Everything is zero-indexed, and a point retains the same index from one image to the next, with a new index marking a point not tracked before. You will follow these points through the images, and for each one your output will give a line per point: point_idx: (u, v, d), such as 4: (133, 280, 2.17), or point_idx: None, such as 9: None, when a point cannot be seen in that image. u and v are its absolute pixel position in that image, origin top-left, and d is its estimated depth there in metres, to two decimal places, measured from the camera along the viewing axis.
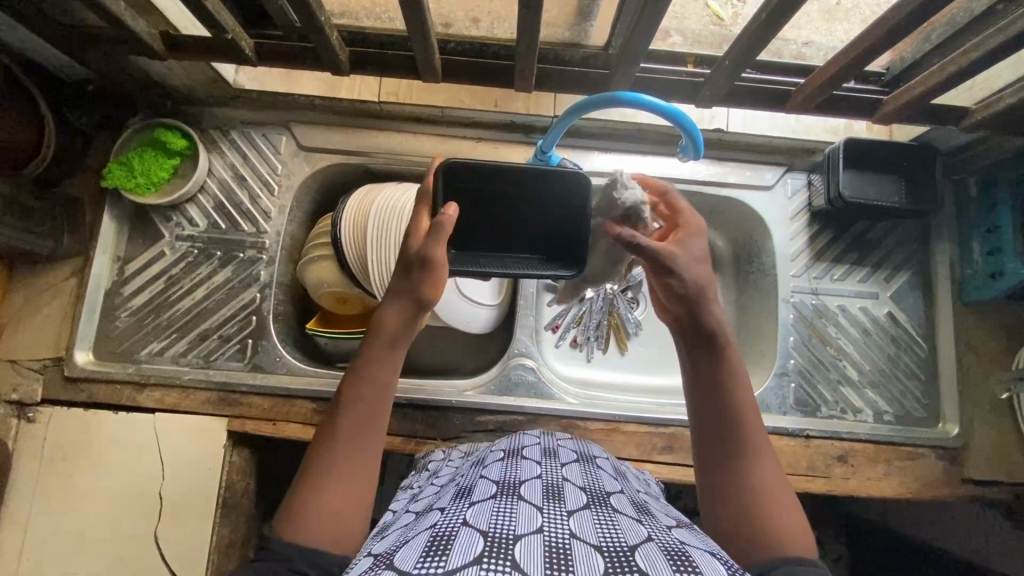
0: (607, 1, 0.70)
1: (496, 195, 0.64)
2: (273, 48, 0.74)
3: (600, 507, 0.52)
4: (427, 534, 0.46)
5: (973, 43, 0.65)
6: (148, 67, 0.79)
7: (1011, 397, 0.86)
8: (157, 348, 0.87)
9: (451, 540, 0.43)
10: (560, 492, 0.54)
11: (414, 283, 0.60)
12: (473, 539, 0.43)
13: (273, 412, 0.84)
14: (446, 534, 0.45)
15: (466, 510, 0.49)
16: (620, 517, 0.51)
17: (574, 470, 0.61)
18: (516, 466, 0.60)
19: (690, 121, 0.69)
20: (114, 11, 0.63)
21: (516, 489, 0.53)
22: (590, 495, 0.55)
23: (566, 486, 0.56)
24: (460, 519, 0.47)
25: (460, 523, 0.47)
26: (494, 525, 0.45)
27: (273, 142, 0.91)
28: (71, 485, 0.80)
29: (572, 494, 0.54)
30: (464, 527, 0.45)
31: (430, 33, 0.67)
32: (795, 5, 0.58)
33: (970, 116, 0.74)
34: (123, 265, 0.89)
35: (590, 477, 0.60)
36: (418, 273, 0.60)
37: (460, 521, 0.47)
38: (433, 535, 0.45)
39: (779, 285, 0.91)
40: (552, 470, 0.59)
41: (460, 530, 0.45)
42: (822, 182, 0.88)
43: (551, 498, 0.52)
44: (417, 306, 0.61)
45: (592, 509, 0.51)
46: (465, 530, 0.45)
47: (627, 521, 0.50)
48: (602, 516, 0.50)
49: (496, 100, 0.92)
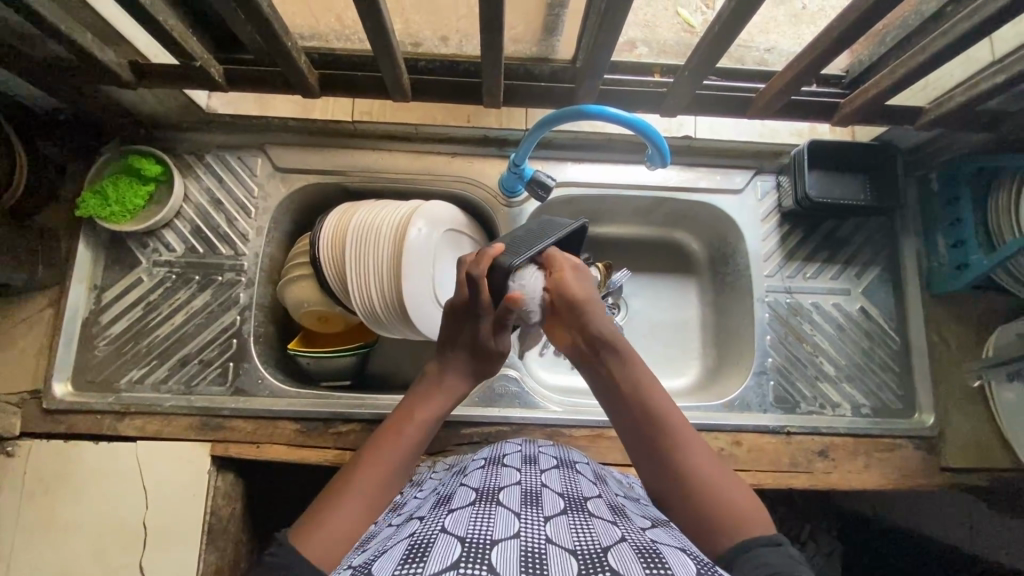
0: (570, 16, 0.72)
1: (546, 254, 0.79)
2: (244, 72, 0.75)
3: (576, 511, 0.54)
4: (406, 542, 0.48)
5: (921, 46, 0.68)
6: (120, 96, 0.80)
7: (981, 384, 0.89)
8: (137, 375, 0.86)
9: (430, 547, 0.45)
10: (537, 497, 0.55)
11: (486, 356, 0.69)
12: (451, 543, 0.45)
13: (256, 434, 0.84)
14: (424, 541, 0.46)
15: (444, 518, 0.51)
16: (596, 521, 0.52)
17: (553, 476, 0.62)
18: (495, 475, 0.62)
19: (653, 129, 0.71)
20: (81, 43, 0.63)
21: (494, 496, 0.55)
22: (568, 501, 0.56)
23: (544, 492, 0.57)
24: (439, 526, 0.49)
25: (439, 529, 0.48)
26: (472, 531, 0.47)
27: (248, 164, 0.91)
28: (53, 519, 0.79)
29: (549, 499, 0.55)
30: (442, 533, 0.47)
31: (397, 53, 0.68)
32: (747, 15, 0.61)
33: (924, 115, 0.77)
34: (100, 293, 0.88)
35: (568, 482, 0.61)
36: (488, 354, 0.69)
37: (439, 529, 0.48)
38: (411, 543, 0.47)
39: (754, 286, 0.93)
40: (531, 477, 0.61)
41: (439, 536, 0.47)
42: (789, 183, 0.90)
43: (528, 504, 0.54)
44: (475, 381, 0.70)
45: (569, 514, 0.53)
46: (443, 536, 0.47)
47: (602, 524, 0.52)
48: (578, 521, 0.52)
49: (468, 116, 0.94)
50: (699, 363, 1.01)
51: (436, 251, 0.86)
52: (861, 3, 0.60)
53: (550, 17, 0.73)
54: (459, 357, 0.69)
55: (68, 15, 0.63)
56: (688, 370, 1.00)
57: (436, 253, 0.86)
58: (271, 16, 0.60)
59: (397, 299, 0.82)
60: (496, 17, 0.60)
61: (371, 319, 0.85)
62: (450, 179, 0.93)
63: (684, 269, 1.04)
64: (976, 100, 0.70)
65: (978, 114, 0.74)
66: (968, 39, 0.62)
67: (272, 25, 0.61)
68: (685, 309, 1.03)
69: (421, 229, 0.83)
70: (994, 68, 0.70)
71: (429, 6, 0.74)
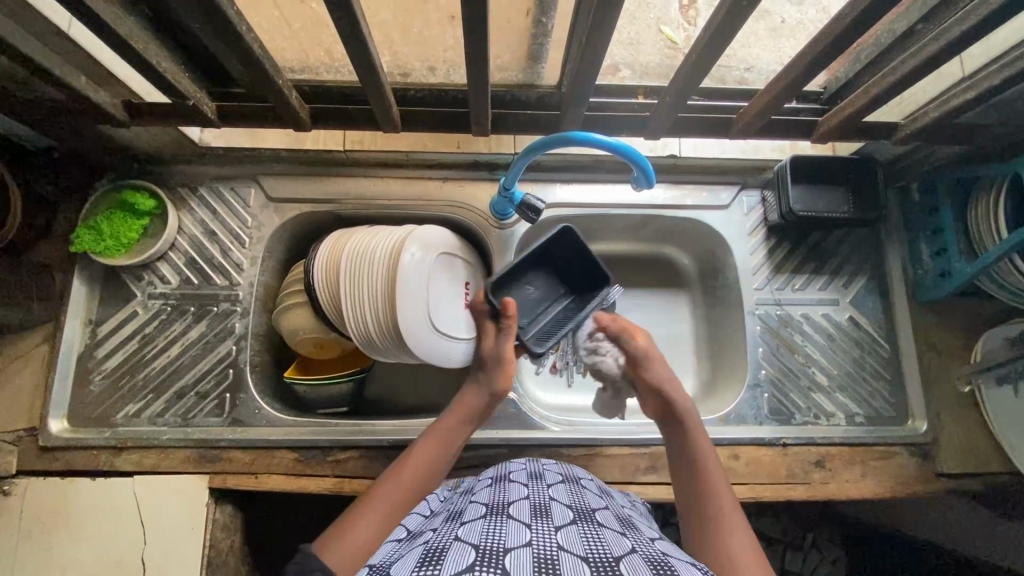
0: (554, 44, 0.74)
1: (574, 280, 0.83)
2: (235, 108, 0.76)
3: (586, 522, 0.55)
4: (421, 549, 0.50)
5: (892, 66, 0.70)
6: (114, 133, 0.81)
7: (971, 390, 0.90)
8: (133, 409, 0.86)
9: (444, 553, 0.47)
10: (547, 509, 0.57)
11: (488, 377, 0.77)
12: (466, 551, 0.47)
13: (255, 465, 0.84)
14: (439, 550, 0.48)
15: (457, 529, 0.53)
16: (605, 531, 0.54)
17: (561, 490, 0.63)
18: (505, 489, 0.63)
19: (637, 154, 0.73)
20: (75, 86, 0.65)
21: (505, 509, 0.56)
22: (577, 512, 0.57)
23: (553, 504, 0.58)
24: (452, 536, 0.51)
25: (453, 538, 0.51)
26: (485, 539, 0.49)
27: (242, 195, 0.93)
28: (50, 558, 0.79)
29: (559, 511, 0.57)
30: (456, 542, 0.49)
31: (384, 87, 0.70)
32: (725, 42, 0.63)
33: (900, 130, 0.80)
34: (95, 327, 0.88)
35: (575, 495, 0.62)
36: (491, 369, 0.77)
37: (453, 538, 0.51)
38: (426, 550, 0.49)
39: (744, 299, 0.94)
40: (539, 490, 0.62)
41: (453, 544, 0.49)
42: (774, 198, 0.92)
43: (539, 515, 0.55)
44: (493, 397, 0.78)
45: (580, 525, 0.54)
46: (457, 544, 0.49)
47: (612, 535, 0.53)
48: (588, 531, 0.53)
49: (458, 143, 0.98)
50: (693, 377, 1.02)
51: (431, 277, 0.86)
52: (832, 30, 0.63)
53: (534, 46, 0.75)
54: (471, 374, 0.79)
55: (62, 60, 0.65)
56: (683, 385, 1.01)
57: (432, 279, 0.86)
58: (262, 56, 0.62)
59: (392, 323, 0.82)
60: (482, 51, 0.62)
61: (367, 344, 0.85)
62: (442, 204, 0.94)
63: (675, 283, 1.06)
64: (949, 116, 0.73)
65: (951, 128, 0.76)
66: (937, 60, 0.65)
67: (262, 64, 0.63)
68: (677, 323, 1.04)
69: (414, 255, 0.83)
70: (964, 84, 0.72)
71: (417, 38, 0.76)
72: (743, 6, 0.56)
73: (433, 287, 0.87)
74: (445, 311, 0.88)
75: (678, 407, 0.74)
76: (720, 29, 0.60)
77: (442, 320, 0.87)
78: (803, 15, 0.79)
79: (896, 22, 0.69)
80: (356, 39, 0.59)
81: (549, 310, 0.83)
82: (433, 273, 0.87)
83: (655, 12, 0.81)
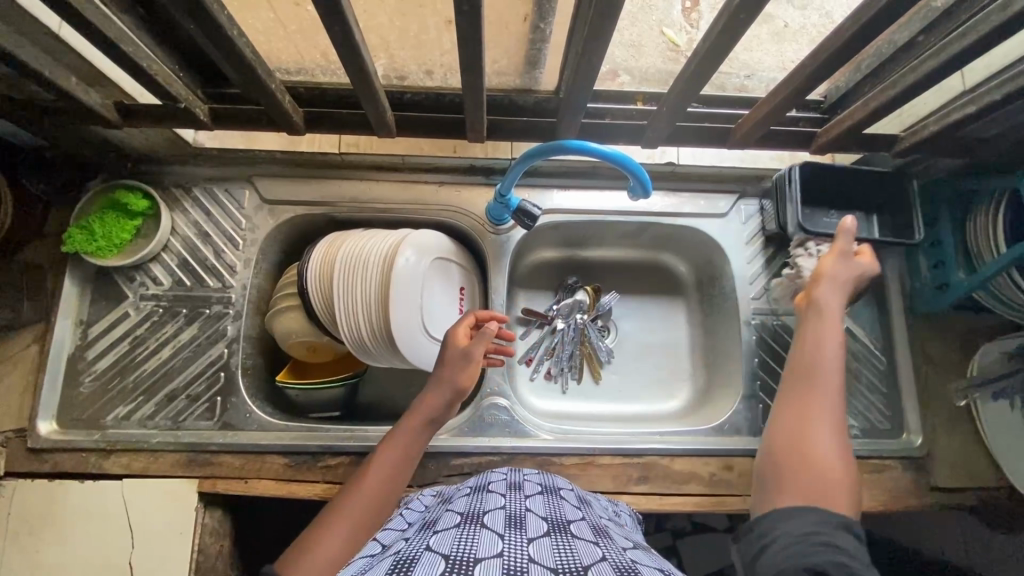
0: (552, 50, 0.73)
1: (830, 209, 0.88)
2: (229, 111, 0.76)
3: (559, 533, 0.54)
4: (392, 560, 0.49)
5: (894, 78, 0.69)
6: (107, 133, 0.80)
7: (966, 404, 0.89)
8: (123, 412, 0.85)
9: (414, 564, 0.47)
10: (522, 519, 0.56)
11: (450, 375, 0.73)
12: (436, 561, 0.47)
13: (244, 470, 0.84)
14: (409, 559, 0.48)
15: (430, 538, 0.52)
16: (578, 541, 0.53)
17: (538, 501, 0.62)
18: (481, 499, 0.62)
19: (633, 163, 0.72)
20: (65, 87, 0.64)
21: (479, 518, 0.56)
22: (551, 524, 0.57)
23: (528, 515, 0.58)
24: (424, 545, 0.51)
25: (424, 548, 0.50)
26: (456, 548, 0.48)
27: (236, 197, 0.92)
28: (36, 561, 0.78)
29: (534, 522, 0.56)
30: (426, 551, 0.49)
31: (379, 91, 0.69)
32: (725, 51, 0.62)
33: (900, 142, 0.79)
34: (86, 328, 0.87)
35: (552, 506, 0.61)
36: (457, 366, 0.74)
37: (424, 547, 0.50)
38: (396, 561, 0.49)
39: (740, 308, 0.94)
40: (516, 501, 0.61)
41: (424, 554, 0.48)
42: (772, 207, 0.92)
43: (513, 526, 0.54)
44: (458, 394, 0.73)
45: (552, 536, 0.53)
46: (428, 554, 0.48)
47: (584, 544, 0.53)
48: (560, 542, 0.53)
49: (454, 147, 0.97)
50: (689, 386, 1.01)
51: (424, 283, 0.86)
52: (834, 42, 0.62)
53: (532, 51, 0.74)
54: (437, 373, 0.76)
55: (53, 60, 0.64)
56: (678, 393, 1.01)
57: (425, 285, 0.86)
58: (256, 60, 0.61)
59: (385, 329, 0.82)
60: (478, 57, 0.61)
61: (359, 349, 0.85)
62: (438, 209, 0.94)
63: (672, 291, 1.05)
64: (949, 129, 0.72)
65: (952, 142, 0.75)
66: (938, 74, 0.64)
67: (255, 68, 0.62)
68: (673, 331, 1.04)
69: (407, 261, 0.83)
70: (965, 98, 0.71)
71: (414, 42, 0.75)
72: (742, 19, 0.56)
73: (426, 293, 0.86)
74: (437, 317, 0.88)
75: (825, 309, 0.65)
76: (720, 38, 0.59)
77: (433, 325, 0.87)
78: (806, 19, 0.76)
79: (896, 35, 0.68)
80: (349, 45, 0.59)
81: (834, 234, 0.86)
82: (426, 279, 0.86)
83: (655, 12, 0.77)
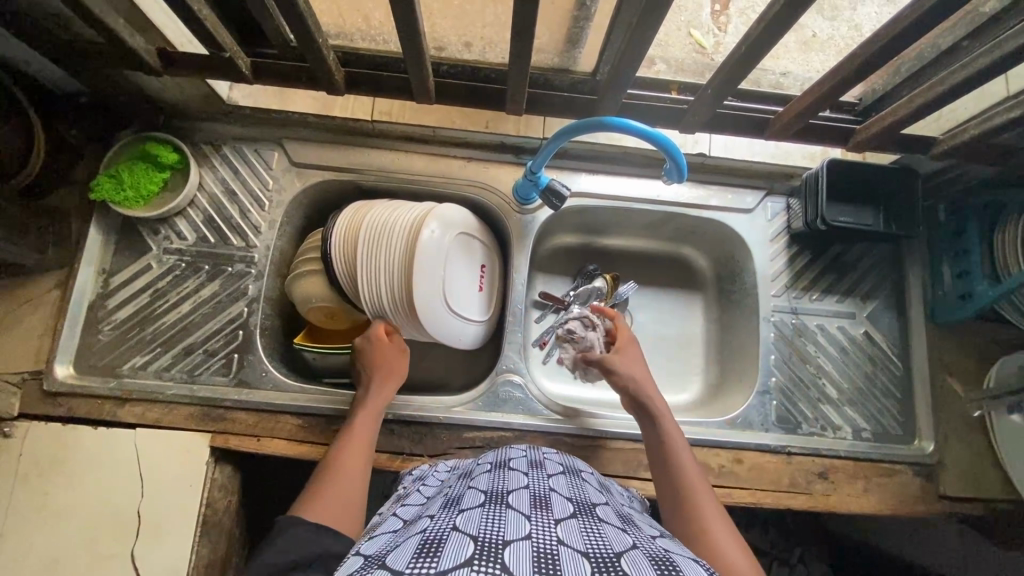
0: (594, 30, 0.73)
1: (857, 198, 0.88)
2: (271, 66, 0.75)
3: (586, 516, 0.55)
4: (418, 538, 0.49)
5: (939, 77, 0.69)
6: (144, 82, 0.80)
7: (982, 414, 0.89)
8: (140, 362, 0.86)
9: (442, 543, 0.46)
10: (547, 500, 0.56)
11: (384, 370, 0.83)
12: (464, 542, 0.46)
13: (257, 427, 0.84)
14: (437, 538, 0.48)
15: (455, 517, 0.52)
16: (606, 527, 0.54)
17: (561, 481, 0.62)
18: (503, 477, 0.62)
19: (672, 144, 0.72)
20: (113, 27, 0.64)
21: (504, 498, 0.56)
22: (577, 506, 0.57)
23: (552, 496, 0.58)
24: (450, 525, 0.50)
25: (451, 528, 0.50)
26: (483, 530, 0.48)
27: (265, 158, 0.92)
28: (46, 502, 0.78)
29: (558, 503, 0.56)
30: (454, 532, 0.48)
31: (425, 56, 0.69)
32: (774, 39, 0.61)
33: (937, 146, 0.79)
34: (108, 277, 0.88)
35: (575, 488, 0.62)
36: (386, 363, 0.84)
37: (451, 527, 0.50)
38: (423, 540, 0.48)
39: (760, 305, 0.94)
40: (539, 480, 0.61)
41: (451, 535, 0.48)
42: (800, 206, 0.91)
43: (538, 507, 0.54)
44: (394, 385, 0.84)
45: (580, 519, 0.54)
46: (455, 535, 0.48)
47: (613, 530, 0.53)
48: (588, 525, 0.53)
49: (488, 122, 0.96)
50: (701, 380, 1.01)
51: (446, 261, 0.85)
52: (886, 33, 0.61)
53: (575, 29, 0.74)
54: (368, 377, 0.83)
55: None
56: (690, 386, 1.01)
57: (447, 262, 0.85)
58: (307, 12, 0.61)
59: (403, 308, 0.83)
60: (529, 24, 0.60)
61: (379, 318, 0.85)
62: (465, 184, 0.94)
63: (690, 285, 1.05)
64: (989, 134, 0.72)
65: (990, 149, 0.75)
66: (986, 75, 0.63)
67: (306, 21, 0.62)
68: (689, 324, 1.04)
69: (428, 239, 0.82)
70: (1008, 104, 0.71)
71: (456, 13, 0.75)
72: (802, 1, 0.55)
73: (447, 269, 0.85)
74: (459, 291, 0.87)
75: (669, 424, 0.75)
76: (772, 24, 0.59)
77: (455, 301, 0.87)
78: (834, 31, 0.78)
79: (942, 37, 0.68)
80: (403, 4, 0.58)
81: (863, 224, 0.86)
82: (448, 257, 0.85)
83: (685, 13, 0.80)
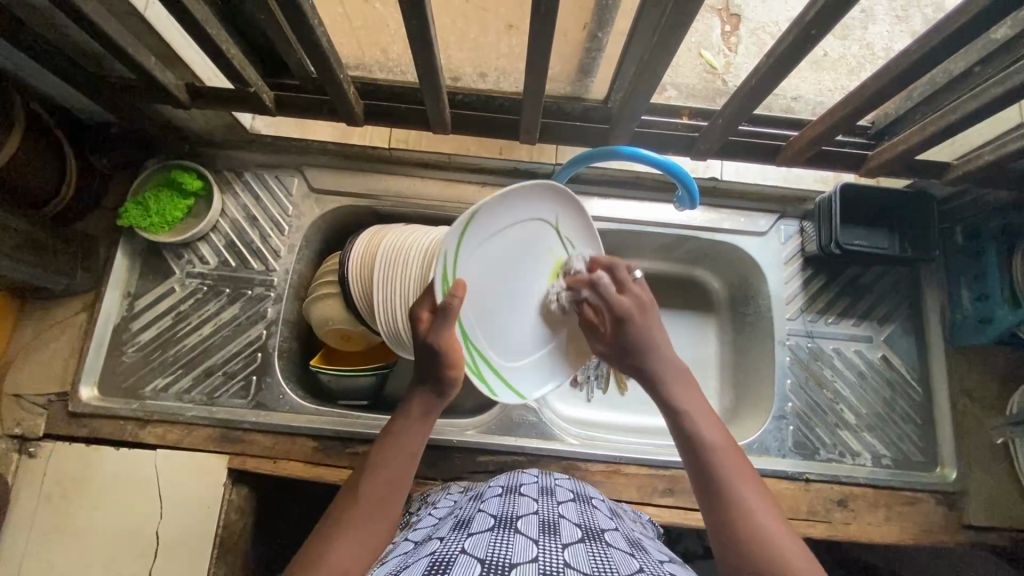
0: (606, 59, 0.74)
1: (868, 214, 0.88)
2: (292, 99, 0.78)
3: (594, 541, 0.54)
4: (426, 560, 0.49)
5: (950, 106, 0.69)
6: (171, 113, 0.84)
7: (1006, 442, 0.87)
8: (161, 384, 0.87)
9: (450, 564, 0.47)
10: (556, 526, 0.56)
11: (433, 366, 0.64)
12: (472, 565, 0.47)
13: (275, 450, 0.85)
14: (446, 559, 0.48)
15: (464, 539, 0.52)
16: (613, 551, 0.53)
17: (571, 508, 0.62)
18: (513, 502, 0.61)
19: (683, 172, 0.74)
20: (143, 64, 0.67)
21: (512, 522, 0.55)
22: (585, 531, 0.56)
23: (562, 521, 0.57)
24: (459, 548, 0.51)
25: (459, 550, 0.50)
26: (491, 553, 0.49)
27: (285, 184, 0.94)
28: (68, 522, 0.80)
29: (567, 528, 0.56)
30: (462, 554, 0.49)
31: (442, 88, 0.71)
32: (782, 73, 0.63)
33: (952, 170, 0.79)
34: (133, 300, 0.90)
35: (585, 514, 0.61)
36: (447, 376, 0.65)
37: (459, 550, 0.50)
38: (432, 561, 0.49)
39: (775, 329, 0.93)
40: (549, 506, 0.61)
41: (459, 556, 0.48)
42: (814, 230, 0.91)
43: (547, 532, 0.54)
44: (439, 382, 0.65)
45: (587, 543, 0.53)
46: (463, 557, 0.48)
47: (619, 555, 0.53)
48: (596, 550, 0.52)
49: (501, 149, 0.98)
50: (716, 404, 1.00)
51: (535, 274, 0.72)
52: (899, 63, 0.62)
53: (587, 60, 0.76)
54: (421, 393, 0.66)
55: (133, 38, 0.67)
56: None
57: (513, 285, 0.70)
58: (329, 49, 0.64)
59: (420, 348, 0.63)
60: (542, 59, 0.62)
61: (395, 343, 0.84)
62: None
63: (703, 307, 1.05)
64: (1005, 160, 0.71)
65: (1007, 174, 0.74)
66: (1001, 102, 0.63)
67: (327, 57, 0.64)
68: (704, 346, 1.04)
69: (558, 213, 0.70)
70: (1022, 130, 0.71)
71: (472, 44, 0.78)
72: (812, 34, 0.56)
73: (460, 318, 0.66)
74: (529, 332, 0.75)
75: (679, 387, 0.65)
76: (777, 59, 0.60)
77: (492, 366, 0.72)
78: (846, 50, 0.88)
79: (953, 65, 0.68)
80: (423, 41, 0.61)
81: (876, 250, 0.87)
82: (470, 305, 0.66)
83: (696, 37, 0.89)
